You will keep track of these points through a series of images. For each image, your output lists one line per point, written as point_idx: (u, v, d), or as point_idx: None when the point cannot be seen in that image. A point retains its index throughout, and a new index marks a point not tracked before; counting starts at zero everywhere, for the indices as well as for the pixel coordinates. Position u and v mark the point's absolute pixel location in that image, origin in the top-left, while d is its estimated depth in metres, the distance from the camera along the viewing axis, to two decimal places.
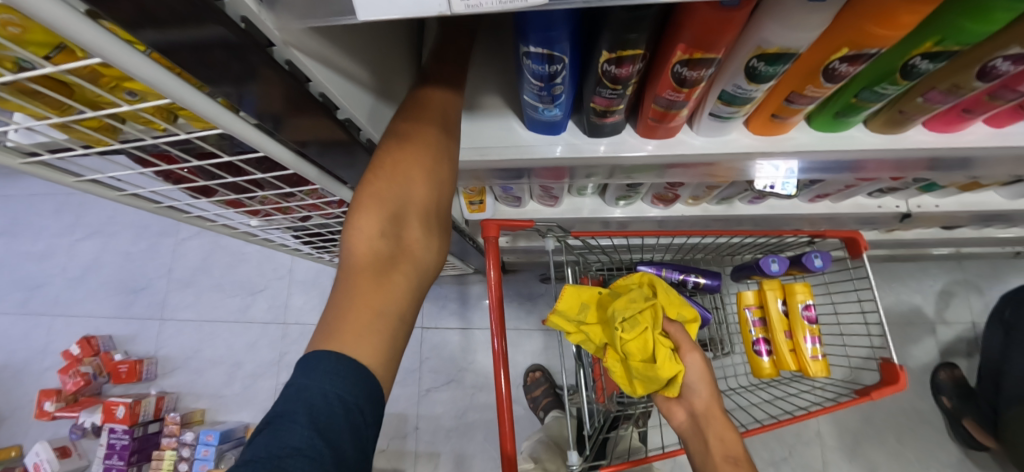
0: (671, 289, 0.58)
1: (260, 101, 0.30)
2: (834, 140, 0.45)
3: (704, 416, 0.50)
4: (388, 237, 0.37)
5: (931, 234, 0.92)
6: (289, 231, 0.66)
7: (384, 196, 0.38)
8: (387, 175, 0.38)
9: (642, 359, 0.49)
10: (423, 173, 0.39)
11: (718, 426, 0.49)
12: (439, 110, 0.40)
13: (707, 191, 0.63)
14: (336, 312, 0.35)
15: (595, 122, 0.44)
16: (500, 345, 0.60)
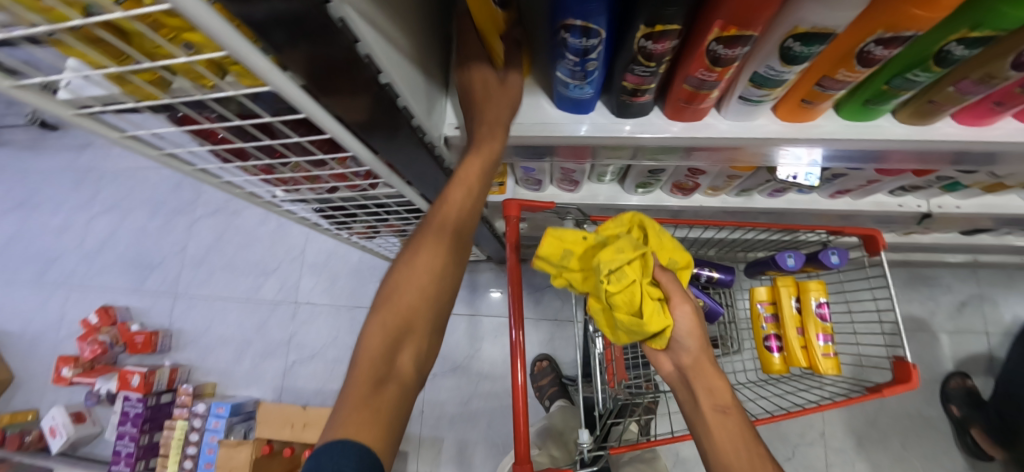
0: (664, 232, 0.53)
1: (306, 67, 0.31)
2: (862, 129, 0.45)
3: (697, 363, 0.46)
4: (391, 349, 0.41)
5: (948, 238, 0.92)
6: (311, 203, 0.67)
7: (395, 311, 0.42)
8: (400, 292, 0.43)
9: (629, 312, 0.45)
10: (428, 291, 0.44)
11: (708, 375, 0.46)
12: (455, 238, 0.46)
13: (727, 181, 0.63)
14: (337, 414, 0.37)
15: (624, 102, 0.44)
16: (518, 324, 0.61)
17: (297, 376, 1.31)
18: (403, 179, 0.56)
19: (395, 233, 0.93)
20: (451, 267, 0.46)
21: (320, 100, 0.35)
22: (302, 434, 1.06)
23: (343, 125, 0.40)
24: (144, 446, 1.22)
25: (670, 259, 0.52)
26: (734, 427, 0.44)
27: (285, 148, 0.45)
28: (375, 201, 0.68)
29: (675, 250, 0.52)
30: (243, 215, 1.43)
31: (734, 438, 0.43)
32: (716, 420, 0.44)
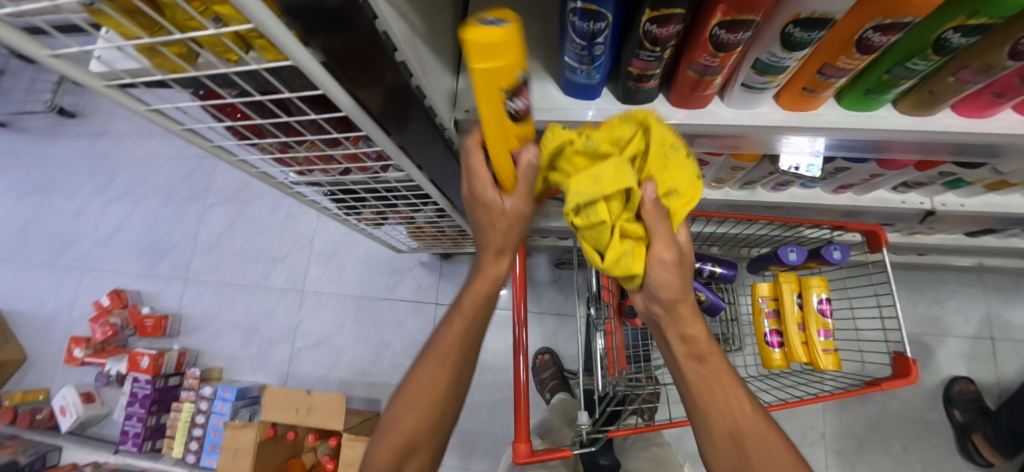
0: (675, 147, 0.39)
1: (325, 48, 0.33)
2: (862, 119, 0.46)
3: (679, 308, 0.43)
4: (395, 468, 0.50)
5: (953, 240, 0.92)
6: (322, 186, 0.69)
7: (401, 435, 0.50)
8: (404, 419, 0.50)
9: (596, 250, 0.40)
10: (428, 418, 0.50)
11: (691, 325, 0.44)
12: (454, 370, 0.51)
13: (731, 173, 0.64)
14: None
15: (630, 88, 0.46)
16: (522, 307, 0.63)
17: (303, 363, 1.33)
18: (414, 162, 0.58)
19: (402, 221, 0.95)
20: (454, 385, 0.51)
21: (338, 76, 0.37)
22: (307, 418, 1.08)
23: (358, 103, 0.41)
24: (151, 427, 1.25)
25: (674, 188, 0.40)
26: (718, 375, 0.46)
27: (301, 125, 0.47)
28: (386, 185, 0.70)
29: (684, 174, 0.40)
30: (255, 204, 1.46)
31: (721, 382, 0.46)
32: (703, 366, 0.46)
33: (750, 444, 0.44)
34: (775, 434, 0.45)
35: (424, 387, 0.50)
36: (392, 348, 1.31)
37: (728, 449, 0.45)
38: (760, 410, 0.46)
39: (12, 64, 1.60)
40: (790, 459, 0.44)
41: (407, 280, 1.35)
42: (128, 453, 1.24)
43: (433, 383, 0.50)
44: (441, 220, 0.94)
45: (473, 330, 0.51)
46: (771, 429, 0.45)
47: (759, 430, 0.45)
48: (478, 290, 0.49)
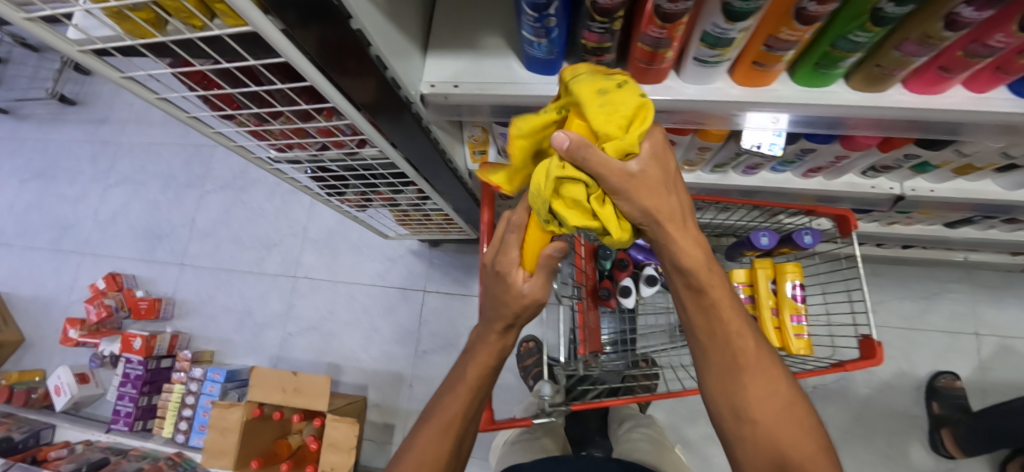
0: (607, 87, 0.31)
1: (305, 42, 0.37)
2: (815, 95, 0.47)
3: (676, 225, 0.36)
4: None
5: (932, 231, 0.94)
6: (303, 163, 0.71)
7: None
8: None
9: (554, 221, 0.36)
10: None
11: (689, 251, 0.38)
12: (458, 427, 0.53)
13: (700, 154, 0.65)
14: None
15: (590, 62, 0.47)
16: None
17: (294, 347, 1.35)
18: (387, 138, 0.58)
19: (386, 204, 0.97)
20: (454, 452, 0.53)
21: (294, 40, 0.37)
22: (292, 399, 1.09)
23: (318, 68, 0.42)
24: (142, 407, 1.28)
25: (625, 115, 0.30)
26: (719, 308, 0.41)
27: (271, 96, 0.50)
28: (364, 165, 0.71)
29: (629, 97, 0.31)
30: (250, 191, 1.48)
31: (722, 317, 0.41)
32: (704, 299, 0.41)
33: (747, 375, 0.42)
34: (771, 367, 0.42)
35: (427, 451, 0.52)
36: (381, 334, 1.33)
37: (722, 382, 0.42)
38: (759, 342, 0.43)
39: (16, 52, 1.64)
40: (784, 391, 0.42)
41: (397, 267, 1.36)
42: (120, 432, 1.26)
43: (434, 450, 0.52)
44: (424, 204, 0.95)
45: (474, 403, 0.55)
46: (767, 361, 0.42)
47: (755, 364, 0.42)
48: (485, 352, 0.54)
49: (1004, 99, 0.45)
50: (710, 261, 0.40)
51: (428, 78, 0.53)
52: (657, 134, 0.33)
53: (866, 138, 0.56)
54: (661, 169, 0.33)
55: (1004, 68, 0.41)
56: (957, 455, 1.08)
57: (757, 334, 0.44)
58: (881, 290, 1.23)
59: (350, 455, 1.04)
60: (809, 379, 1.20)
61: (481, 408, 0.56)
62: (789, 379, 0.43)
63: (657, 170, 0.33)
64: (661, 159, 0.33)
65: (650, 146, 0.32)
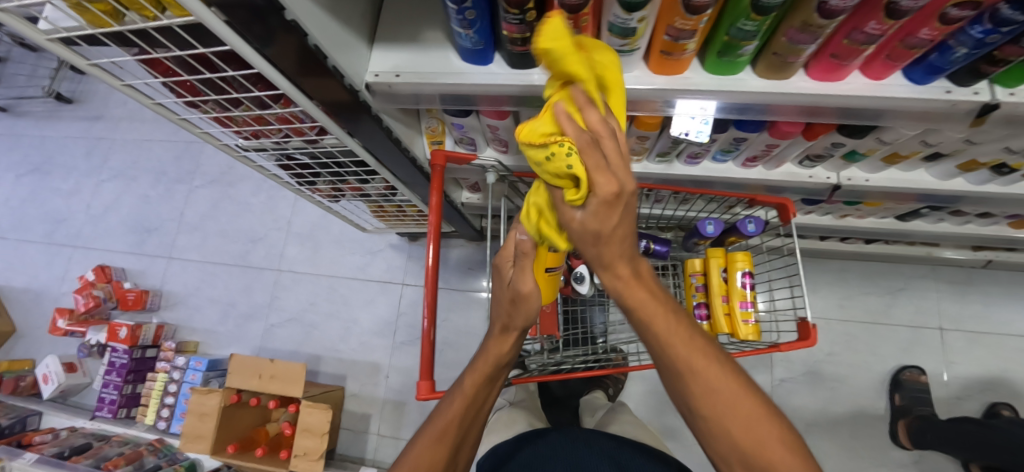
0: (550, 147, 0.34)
1: (281, 56, 0.45)
2: (725, 82, 0.51)
3: (608, 265, 0.39)
4: None
5: (885, 224, 0.97)
6: (269, 151, 0.75)
7: None
8: None
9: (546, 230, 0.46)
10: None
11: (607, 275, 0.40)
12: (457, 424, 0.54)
13: (640, 142, 0.68)
14: None
15: (516, 52, 0.51)
16: (430, 300, 0.61)
17: (275, 338, 1.39)
18: (340, 127, 0.61)
19: (358, 196, 1.01)
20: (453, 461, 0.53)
21: (237, 31, 0.41)
22: (269, 385, 1.12)
23: (265, 58, 0.45)
24: (127, 395, 1.31)
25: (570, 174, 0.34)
26: (651, 324, 0.42)
27: (225, 82, 0.54)
28: (327, 154, 0.75)
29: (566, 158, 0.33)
30: (237, 186, 1.52)
31: (654, 332, 0.42)
32: (631, 316, 0.43)
33: (692, 381, 0.41)
34: (719, 368, 0.41)
35: (422, 457, 0.51)
36: (360, 325, 1.36)
37: (676, 389, 0.42)
38: (703, 347, 0.41)
39: (15, 52, 1.70)
40: (740, 390, 0.40)
41: (377, 261, 1.40)
42: (104, 419, 1.29)
43: (431, 453, 0.52)
44: (394, 195, 0.99)
45: (471, 414, 0.55)
46: (713, 362, 0.41)
47: (697, 367, 0.41)
48: (489, 352, 0.57)
49: (900, 85, 0.48)
50: (635, 280, 0.41)
51: (373, 68, 0.57)
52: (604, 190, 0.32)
53: (788, 125, 0.59)
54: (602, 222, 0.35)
55: (891, 55, 0.45)
56: (908, 445, 1.10)
57: (703, 336, 0.43)
58: (848, 284, 1.25)
59: (323, 440, 1.06)
60: (777, 371, 1.23)
61: (482, 418, 0.57)
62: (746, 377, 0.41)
63: (599, 222, 0.35)
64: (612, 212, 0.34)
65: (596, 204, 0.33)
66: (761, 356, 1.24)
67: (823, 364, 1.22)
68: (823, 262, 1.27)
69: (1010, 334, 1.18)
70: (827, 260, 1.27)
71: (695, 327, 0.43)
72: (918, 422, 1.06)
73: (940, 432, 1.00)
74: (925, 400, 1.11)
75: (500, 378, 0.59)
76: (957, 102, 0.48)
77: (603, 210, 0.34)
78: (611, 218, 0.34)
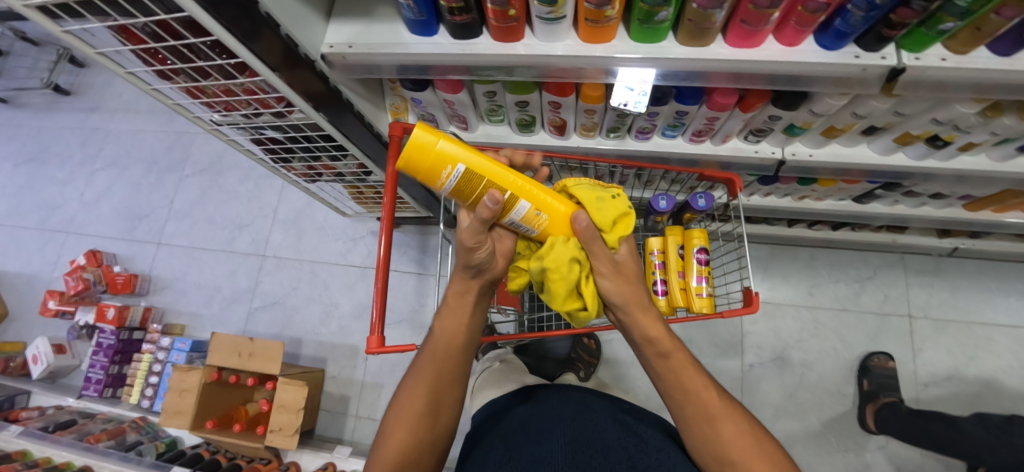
0: (602, 198, 0.57)
1: (266, 50, 0.54)
2: (649, 50, 0.54)
3: (635, 310, 0.53)
4: (413, 447, 0.51)
5: (844, 206, 0.98)
6: (242, 127, 0.80)
7: (406, 417, 0.52)
8: (406, 405, 0.53)
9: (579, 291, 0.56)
10: (426, 392, 0.53)
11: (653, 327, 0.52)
12: (447, 353, 0.56)
13: (588, 117, 0.71)
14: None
15: (454, 23, 0.54)
16: (381, 276, 0.63)
17: (258, 321, 1.44)
18: (306, 103, 0.65)
19: (334, 177, 1.05)
20: (436, 415, 0.53)
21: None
22: (247, 363, 1.15)
23: (226, 27, 0.48)
24: (113, 375, 1.35)
25: (618, 215, 0.56)
26: (681, 370, 0.51)
27: (188, 51, 0.58)
28: (295, 128, 0.78)
29: (619, 205, 0.57)
30: (226, 175, 1.60)
31: (686, 376, 0.51)
32: (667, 363, 0.52)
33: (712, 419, 0.49)
34: (735, 415, 0.49)
35: (414, 402, 0.53)
36: (340, 309, 1.40)
37: (699, 435, 0.49)
38: (717, 391, 0.51)
39: (17, 46, 1.79)
40: (754, 438, 0.48)
41: (358, 247, 1.45)
42: (90, 397, 1.33)
43: (423, 384, 0.54)
44: (368, 176, 1.01)
45: (459, 349, 0.57)
46: (733, 411, 0.49)
47: (722, 412, 0.49)
48: (454, 286, 0.56)
49: (812, 51, 0.51)
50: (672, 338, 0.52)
51: (328, 40, 0.61)
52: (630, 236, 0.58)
53: (723, 97, 0.63)
54: (633, 262, 0.56)
55: (799, 21, 0.48)
56: (875, 431, 1.11)
57: (722, 391, 0.52)
58: (817, 272, 1.27)
59: (298, 416, 1.10)
60: (746, 357, 1.25)
61: (461, 365, 0.56)
62: (754, 421, 0.50)
63: (631, 261, 0.56)
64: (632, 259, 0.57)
65: (626, 246, 0.56)
66: (732, 342, 1.26)
67: (791, 349, 1.24)
68: (791, 250, 1.29)
69: (977, 322, 1.20)
70: (796, 248, 1.29)
71: (712, 379, 0.52)
72: (895, 406, 1.05)
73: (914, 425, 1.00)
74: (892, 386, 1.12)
75: (468, 322, 0.57)
76: (867, 66, 0.51)
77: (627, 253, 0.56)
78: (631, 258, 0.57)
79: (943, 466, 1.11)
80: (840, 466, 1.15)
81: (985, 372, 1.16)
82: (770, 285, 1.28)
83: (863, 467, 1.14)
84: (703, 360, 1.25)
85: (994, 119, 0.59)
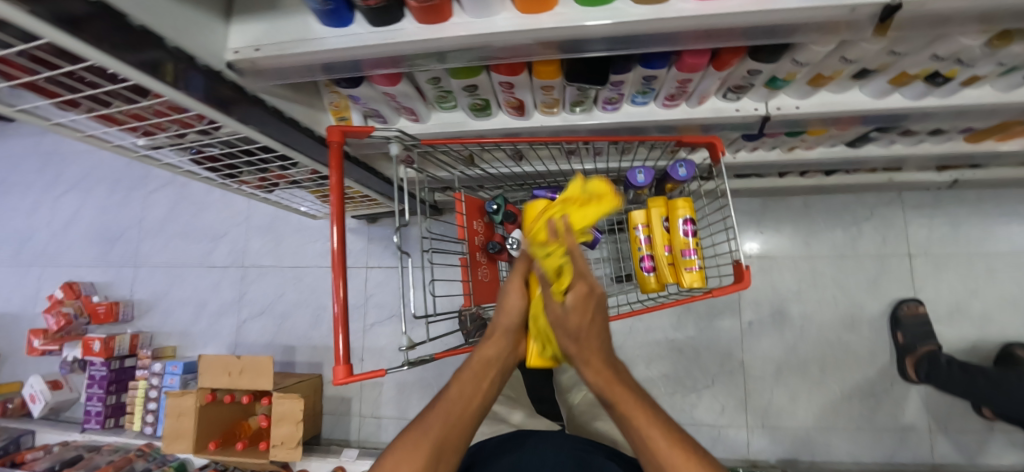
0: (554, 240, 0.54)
1: (162, 69, 0.46)
2: (596, 14, 0.46)
3: (586, 359, 0.51)
4: None
5: (837, 152, 0.90)
6: (171, 148, 0.72)
7: (415, 450, 0.48)
8: (419, 436, 0.49)
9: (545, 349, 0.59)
10: (437, 432, 0.49)
11: (593, 378, 0.51)
12: (469, 396, 0.53)
13: (546, 94, 0.64)
14: None
15: (366, 8, 0.46)
16: (340, 286, 0.59)
17: (249, 332, 1.42)
18: (228, 116, 0.57)
19: (291, 185, 0.98)
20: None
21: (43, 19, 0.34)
22: (239, 380, 1.13)
23: (100, 50, 0.39)
24: (112, 404, 1.34)
25: (556, 271, 0.53)
26: (634, 418, 0.48)
27: (73, 80, 0.50)
28: (228, 143, 0.71)
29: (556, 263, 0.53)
30: (192, 186, 1.53)
31: (635, 426, 0.47)
32: (615, 413, 0.49)
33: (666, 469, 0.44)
34: (697, 464, 0.44)
35: (424, 437, 0.49)
36: (329, 311, 1.38)
37: None
38: (680, 441, 0.46)
39: None
40: None
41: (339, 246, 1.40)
42: (93, 430, 1.33)
43: (439, 425, 0.50)
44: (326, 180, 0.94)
45: (482, 401, 0.54)
46: (696, 464, 0.44)
47: (675, 459, 0.44)
48: (489, 348, 0.56)
49: None
50: (611, 378, 0.50)
51: (233, 44, 0.53)
52: (581, 290, 0.51)
53: (693, 57, 0.55)
54: (582, 313, 0.51)
55: None
56: (915, 378, 1.10)
57: (679, 433, 0.47)
58: (812, 220, 1.22)
59: (298, 427, 1.09)
60: (745, 314, 1.22)
61: (475, 417, 0.52)
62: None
63: (579, 313, 0.51)
64: (580, 310, 0.51)
65: (574, 298, 0.51)
66: (728, 301, 1.23)
67: (790, 303, 1.21)
68: (783, 200, 1.23)
69: (978, 254, 1.16)
70: (790, 197, 1.23)
71: (677, 427, 0.48)
72: (936, 357, 1.03)
73: (958, 377, 1.00)
74: (926, 333, 1.10)
75: (492, 384, 0.55)
76: (856, 6, 0.43)
77: (578, 305, 0.51)
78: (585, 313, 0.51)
79: (946, 403, 1.11)
80: (844, 413, 1.15)
81: (988, 304, 1.14)
82: (765, 239, 1.23)
83: (867, 412, 1.14)
84: (700, 324, 1.23)
85: (1003, 48, 0.52)
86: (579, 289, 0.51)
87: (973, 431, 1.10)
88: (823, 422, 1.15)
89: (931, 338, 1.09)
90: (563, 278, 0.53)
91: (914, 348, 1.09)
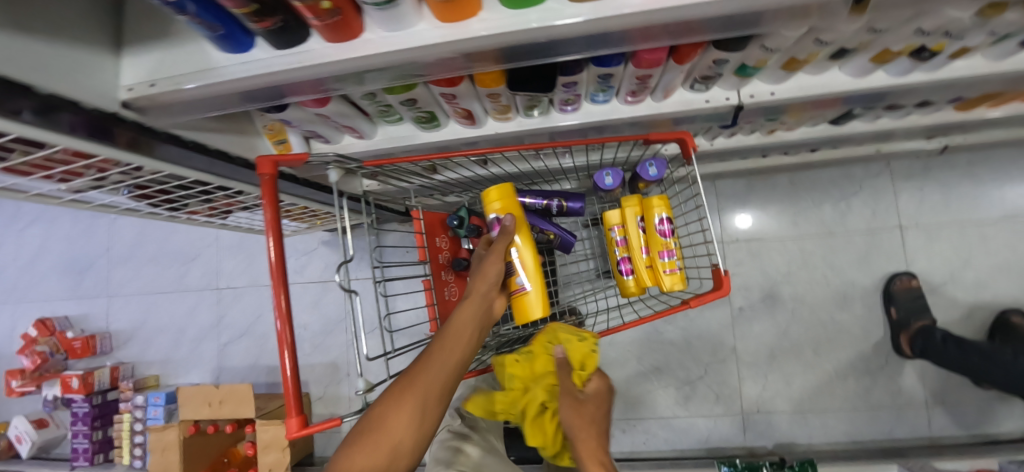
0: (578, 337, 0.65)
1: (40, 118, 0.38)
2: (524, 18, 0.40)
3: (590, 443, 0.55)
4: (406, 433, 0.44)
5: (820, 131, 0.84)
6: (97, 190, 0.66)
7: (414, 387, 0.46)
8: (416, 374, 0.47)
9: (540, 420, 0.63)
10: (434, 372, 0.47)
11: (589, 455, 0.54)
12: (459, 339, 0.51)
13: (493, 101, 0.58)
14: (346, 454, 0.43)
15: (261, 30, 0.40)
16: (281, 300, 0.54)
17: (231, 356, 1.39)
18: (137, 157, 0.51)
19: (245, 209, 0.92)
20: (426, 431, 0.45)
21: None
22: (220, 410, 1.10)
23: None
24: (99, 440, 1.32)
25: (581, 360, 0.63)
26: None
27: None
28: (157, 180, 0.65)
29: (582, 350, 0.63)
30: None
31: None
32: None
33: None
34: None
35: (419, 378, 0.47)
36: (310, 328, 1.34)
37: None
38: None
39: None
40: None
41: (314, 261, 1.35)
42: (83, 467, 1.31)
43: (433, 368, 0.48)
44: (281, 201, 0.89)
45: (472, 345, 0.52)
46: None
47: None
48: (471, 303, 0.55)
49: None
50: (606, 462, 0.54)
51: (126, 81, 0.47)
52: (599, 382, 0.62)
53: (650, 53, 0.49)
54: (598, 404, 0.60)
55: None
56: (910, 354, 1.08)
57: None
58: (799, 198, 1.17)
59: (284, 453, 1.06)
60: (735, 300, 1.18)
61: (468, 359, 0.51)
62: None
63: (596, 400, 0.60)
64: (598, 398, 0.60)
65: (593, 386, 0.61)
66: None
67: (780, 285, 1.17)
68: (768, 179, 1.18)
69: (971, 220, 1.12)
70: (775, 176, 1.18)
71: None
72: (931, 333, 1.00)
73: (953, 351, 0.97)
74: (920, 307, 1.07)
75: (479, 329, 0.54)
76: None
77: (597, 394, 0.61)
78: (599, 403, 0.60)
79: (942, 375, 1.09)
80: (840, 393, 1.13)
81: (982, 272, 1.10)
82: (752, 221, 1.19)
83: (863, 390, 1.13)
84: (690, 314, 1.19)
85: (994, 18, 0.46)
86: (599, 382, 0.62)
87: (970, 402, 1.08)
88: (820, 404, 1.14)
89: (925, 312, 1.06)
90: (588, 364, 0.62)
91: (908, 323, 1.06)
